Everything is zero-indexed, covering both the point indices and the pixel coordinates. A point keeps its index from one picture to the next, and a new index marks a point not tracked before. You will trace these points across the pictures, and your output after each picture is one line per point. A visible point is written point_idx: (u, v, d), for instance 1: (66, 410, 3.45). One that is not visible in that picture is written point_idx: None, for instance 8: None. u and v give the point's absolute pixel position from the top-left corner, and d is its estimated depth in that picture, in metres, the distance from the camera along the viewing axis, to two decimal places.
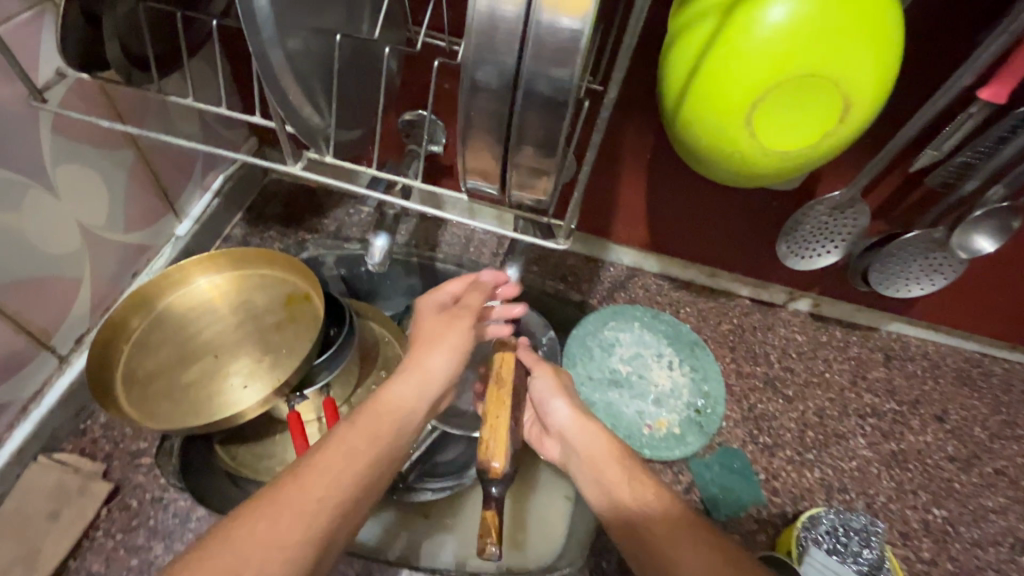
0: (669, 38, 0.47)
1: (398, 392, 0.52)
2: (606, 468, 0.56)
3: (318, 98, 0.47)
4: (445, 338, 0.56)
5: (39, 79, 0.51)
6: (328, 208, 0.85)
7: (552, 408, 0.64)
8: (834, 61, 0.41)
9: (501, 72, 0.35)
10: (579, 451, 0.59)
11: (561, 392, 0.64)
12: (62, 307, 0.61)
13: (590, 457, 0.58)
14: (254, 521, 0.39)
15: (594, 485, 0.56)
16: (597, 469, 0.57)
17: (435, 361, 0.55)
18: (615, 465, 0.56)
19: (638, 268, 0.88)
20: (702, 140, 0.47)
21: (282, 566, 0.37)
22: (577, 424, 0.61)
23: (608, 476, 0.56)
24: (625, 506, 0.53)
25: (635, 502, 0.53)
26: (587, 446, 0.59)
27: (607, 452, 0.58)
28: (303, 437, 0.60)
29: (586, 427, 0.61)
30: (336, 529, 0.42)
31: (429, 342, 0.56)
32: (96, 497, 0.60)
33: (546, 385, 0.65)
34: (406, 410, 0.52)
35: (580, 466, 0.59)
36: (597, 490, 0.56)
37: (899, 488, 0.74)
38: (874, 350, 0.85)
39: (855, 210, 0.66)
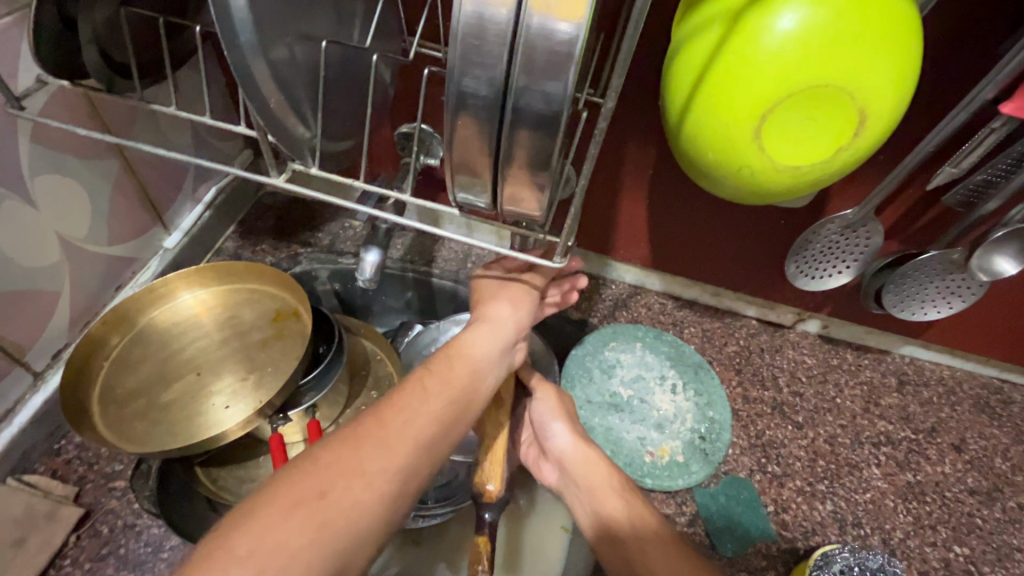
0: (673, 47, 0.45)
1: (476, 338, 0.51)
2: (609, 505, 0.54)
3: (304, 107, 0.45)
4: (505, 290, 0.56)
5: (18, 86, 0.50)
6: (323, 221, 0.83)
7: (552, 433, 0.61)
8: (851, 71, 0.38)
9: (489, 81, 0.32)
10: (579, 484, 0.57)
11: (561, 416, 0.61)
12: (38, 321, 0.59)
13: (590, 488, 0.56)
14: (337, 450, 0.38)
15: (595, 522, 0.55)
16: (599, 507, 0.55)
17: (499, 309, 0.54)
18: (617, 501, 0.54)
19: (640, 286, 0.85)
20: (708, 155, 0.45)
21: (364, 493, 0.37)
22: (577, 451, 0.59)
23: (609, 514, 0.54)
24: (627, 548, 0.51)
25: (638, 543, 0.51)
26: (587, 477, 0.57)
27: (608, 486, 0.56)
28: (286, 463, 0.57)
29: (586, 456, 0.59)
30: (419, 464, 0.41)
31: (491, 295, 0.55)
32: (65, 523, 0.56)
33: (547, 409, 0.62)
34: (482, 358, 0.50)
35: (580, 498, 0.57)
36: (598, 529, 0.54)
37: (917, 524, 0.70)
38: (887, 375, 0.82)
39: (868, 229, 0.64)
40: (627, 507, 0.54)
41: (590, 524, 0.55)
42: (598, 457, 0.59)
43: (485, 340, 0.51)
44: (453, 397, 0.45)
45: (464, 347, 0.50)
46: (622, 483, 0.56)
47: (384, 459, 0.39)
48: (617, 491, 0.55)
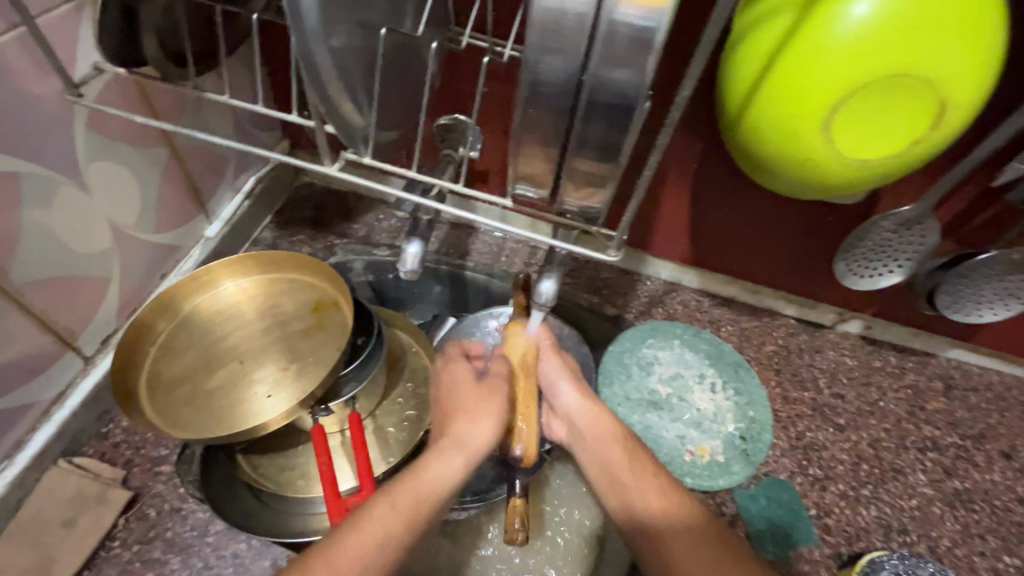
0: (734, 36, 0.44)
1: (438, 470, 0.45)
2: (635, 487, 0.50)
3: (360, 95, 0.45)
4: (489, 405, 0.50)
5: (76, 74, 0.50)
6: (358, 213, 0.83)
7: (558, 391, 0.59)
8: (931, 59, 0.37)
9: (565, 68, 0.33)
10: (591, 446, 0.55)
11: (568, 373, 0.59)
12: (89, 307, 0.60)
13: (603, 450, 0.54)
14: None
15: (610, 488, 0.52)
16: (616, 474, 0.52)
17: (480, 429, 0.48)
18: (634, 468, 0.52)
19: (676, 282, 0.84)
20: (771, 148, 0.43)
21: None
22: (589, 410, 0.57)
23: (626, 482, 0.51)
24: (646, 518, 0.48)
25: (659, 512, 0.48)
26: (602, 440, 0.55)
27: (623, 451, 0.53)
28: (328, 454, 0.55)
29: (597, 416, 0.57)
30: None
31: (472, 408, 0.50)
32: (114, 505, 0.57)
33: (553, 367, 0.59)
34: (447, 490, 0.45)
35: (602, 480, 0.53)
36: (616, 495, 0.51)
37: (964, 532, 0.68)
38: (932, 379, 0.79)
39: (924, 227, 0.61)
40: (644, 475, 0.51)
41: (605, 491, 0.52)
42: (611, 420, 0.56)
43: (449, 471, 0.45)
44: (406, 545, 0.40)
45: (423, 483, 0.43)
46: (639, 451, 0.54)
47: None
48: (633, 457, 0.53)
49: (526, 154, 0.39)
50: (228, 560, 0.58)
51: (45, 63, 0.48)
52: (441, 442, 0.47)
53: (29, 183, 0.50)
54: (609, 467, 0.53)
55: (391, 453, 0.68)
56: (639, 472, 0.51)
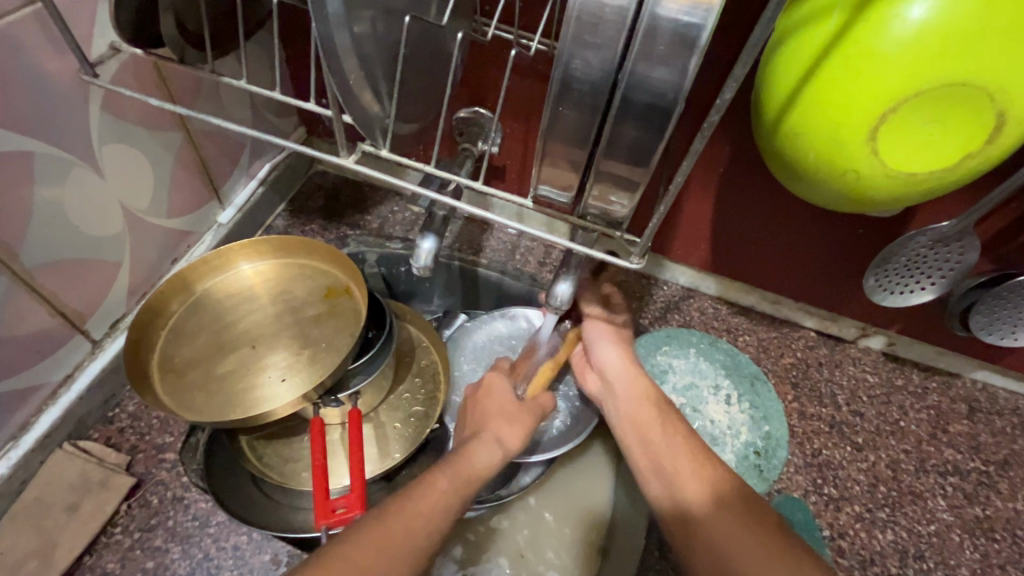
0: (777, 37, 0.42)
1: (482, 457, 0.50)
2: (675, 459, 0.50)
3: (380, 84, 0.43)
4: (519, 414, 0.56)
5: (92, 53, 0.50)
6: (372, 204, 0.81)
7: (600, 349, 0.62)
8: (995, 68, 0.34)
9: (601, 64, 0.31)
10: (623, 400, 0.58)
11: (612, 335, 0.62)
12: (101, 290, 0.59)
13: (634, 406, 0.56)
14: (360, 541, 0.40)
15: (644, 453, 0.53)
16: (648, 437, 0.53)
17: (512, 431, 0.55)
18: (666, 431, 0.53)
19: (694, 288, 0.82)
20: (810, 156, 0.41)
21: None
22: (627, 372, 0.59)
23: (655, 439, 0.53)
24: (677, 484, 0.49)
25: (690, 484, 0.48)
26: (636, 398, 0.57)
27: (655, 413, 0.55)
28: (324, 451, 0.53)
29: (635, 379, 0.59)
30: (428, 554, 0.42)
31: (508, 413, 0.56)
32: (117, 491, 0.57)
33: (599, 327, 0.62)
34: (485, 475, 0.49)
35: (636, 444, 0.54)
36: (643, 451, 0.53)
37: (984, 561, 0.65)
38: (956, 401, 0.76)
39: (962, 244, 0.59)
40: (676, 436, 0.53)
41: (632, 445, 0.54)
42: (647, 384, 0.58)
43: (492, 460, 0.51)
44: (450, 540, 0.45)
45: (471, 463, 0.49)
46: (673, 418, 0.55)
47: (383, 565, 0.40)
48: (666, 422, 0.54)
49: (552, 155, 0.37)
50: (228, 552, 0.56)
51: (61, 42, 0.47)
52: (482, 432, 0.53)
53: (42, 163, 0.49)
54: (638, 422, 0.55)
55: (393, 449, 0.67)
56: (670, 433, 0.53)
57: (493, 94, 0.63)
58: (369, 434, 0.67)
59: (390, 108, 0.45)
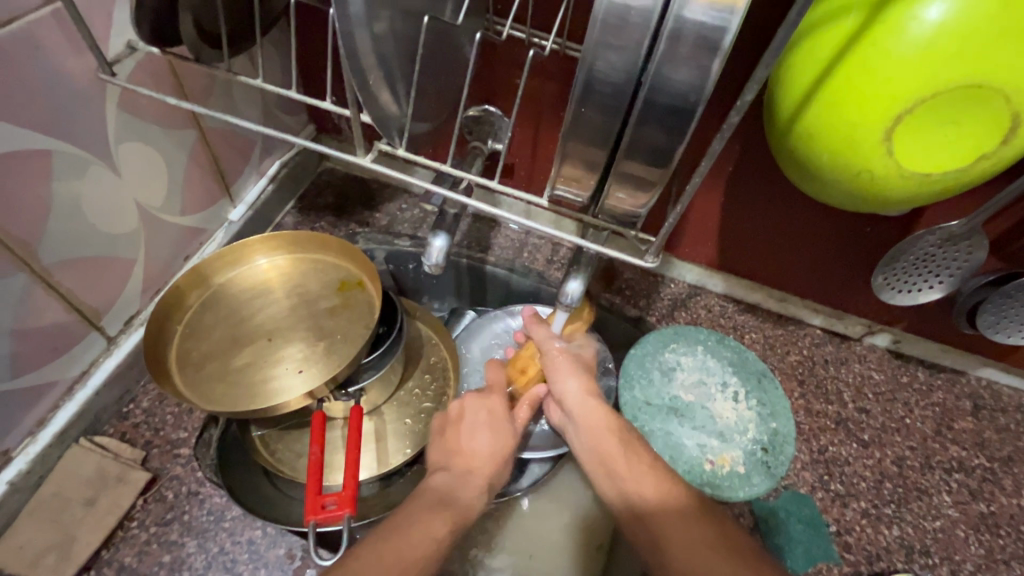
0: (794, 36, 0.42)
1: (467, 494, 0.51)
2: (636, 483, 0.52)
3: (397, 84, 0.44)
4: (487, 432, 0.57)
5: (109, 52, 0.50)
6: (380, 201, 0.82)
7: (561, 383, 0.61)
8: (1010, 70, 0.35)
9: (624, 66, 0.31)
10: (584, 437, 0.57)
11: (574, 368, 0.61)
12: (116, 287, 0.60)
13: (596, 442, 0.56)
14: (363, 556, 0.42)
15: (606, 477, 0.54)
16: (612, 465, 0.54)
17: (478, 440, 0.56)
18: (629, 460, 0.54)
19: (701, 286, 0.82)
20: (824, 156, 0.42)
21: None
22: (585, 405, 0.59)
23: (620, 472, 0.53)
24: (641, 505, 0.50)
25: (650, 498, 0.50)
26: (597, 432, 0.56)
27: (617, 443, 0.55)
28: (321, 444, 0.54)
29: (592, 408, 0.58)
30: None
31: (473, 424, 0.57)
32: (133, 486, 0.57)
33: (560, 361, 0.62)
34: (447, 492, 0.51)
35: (602, 476, 0.54)
36: (609, 483, 0.53)
37: (989, 557, 0.66)
38: (961, 398, 0.76)
39: (971, 243, 0.59)
40: (640, 464, 0.53)
41: (598, 479, 0.55)
42: (608, 415, 0.58)
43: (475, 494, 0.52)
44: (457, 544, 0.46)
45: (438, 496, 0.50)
46: (636, 444, 0.55)
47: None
48: (629, 451, 0.54)
49: (571, 155, 0.37)
50: (243, 546, 0.57)
51: (79, 41, 0.47)
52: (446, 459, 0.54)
53: (61, 161, 0.50)
54: (602, 455, 0.55)
55: (404, 445, 0.67)
56: (634, 462, 0.53)
57: (504, 92, 0.63)
58: (371, 430, 0.68)
59: (407, 107, 0.46)
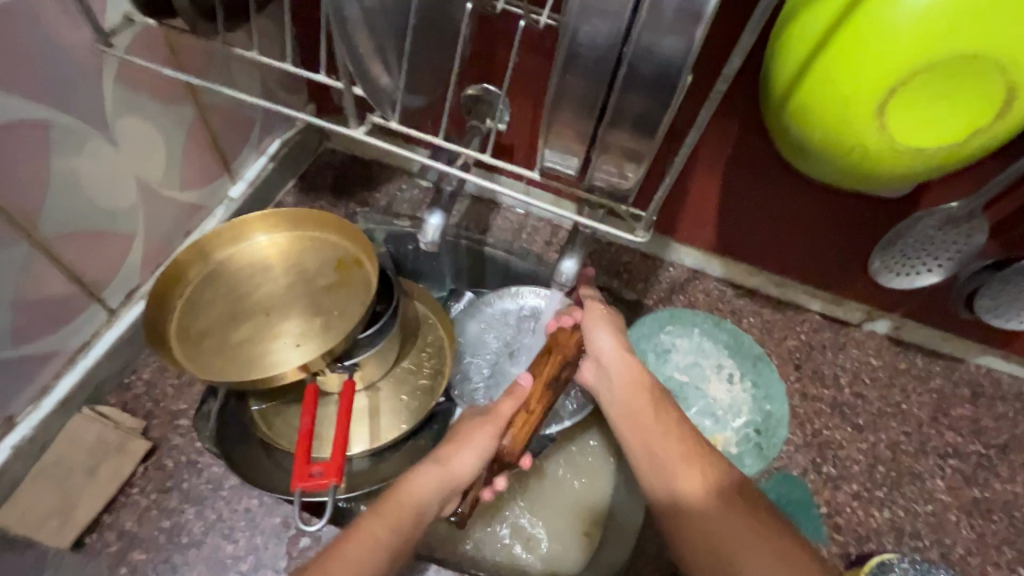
0: (788, 10, 0.42)
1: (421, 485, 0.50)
2: (664, 444, 0.53)
3: (389, 57, 0.44)
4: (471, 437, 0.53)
5: (106, 24, 0.50)
6: (380, 181, 0.82)
7: (595, 338, 0.59)
8: (1004, 42, 0.34)
9: (608, 33, 0.32)
10: (616, 391, 0.58)
11: (609, 324, 0.60)
12: (115, 260, 0.61)
13: (629, 395, 0.56)
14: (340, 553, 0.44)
15: (636, 437, 0.55)
16: (642, 421, 0.55)
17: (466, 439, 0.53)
18: (658, 417, 0.55)
19: (700, 270, 0.82)
20: (816, 133, 0.41)
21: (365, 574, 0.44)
22: (621, 359, 0.58)
23: (650, 428, 0.54)
24: (666, 468, 0.52)
25: (685, 470, 0.51)
26: (632, 385, 0.57)
27: (649, 400, 0.56)
28: (314, 415, 0.55)
29: (629, 365, 0.58)
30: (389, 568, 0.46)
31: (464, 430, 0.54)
32: (134, 455, 0.59)
33: (595, 319, 0.60)
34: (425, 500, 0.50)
35: (630, 434, 0.55)
36: (640, 443, 0.54)
37: (980, 541, 0.66)
38: (959, 385, 0.76)
39: (970, 226, 0.60)
40: (670, 427, 0.54)
41: (629, 436, 0.56)
42: (641, 370, 0.58)
43: (429, 487, 0.50)
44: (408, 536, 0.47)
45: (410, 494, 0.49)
46: (664, 400, 0.56)
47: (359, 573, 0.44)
48: (660, 408, 0.55)
49: (559, 123, 0.37)
50: (240, 514, 0.58)
51: (76, 12, 0.48)
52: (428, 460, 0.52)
53: (60, 133, 0.50)
54: (632, 411, 0.56)
55: (401, 420, 0.68)
56: (664, 423, 0.54)
57: (501, 69, 0.62)
58: (366, 405, 0.69)
59: (400, 80, 0.46)
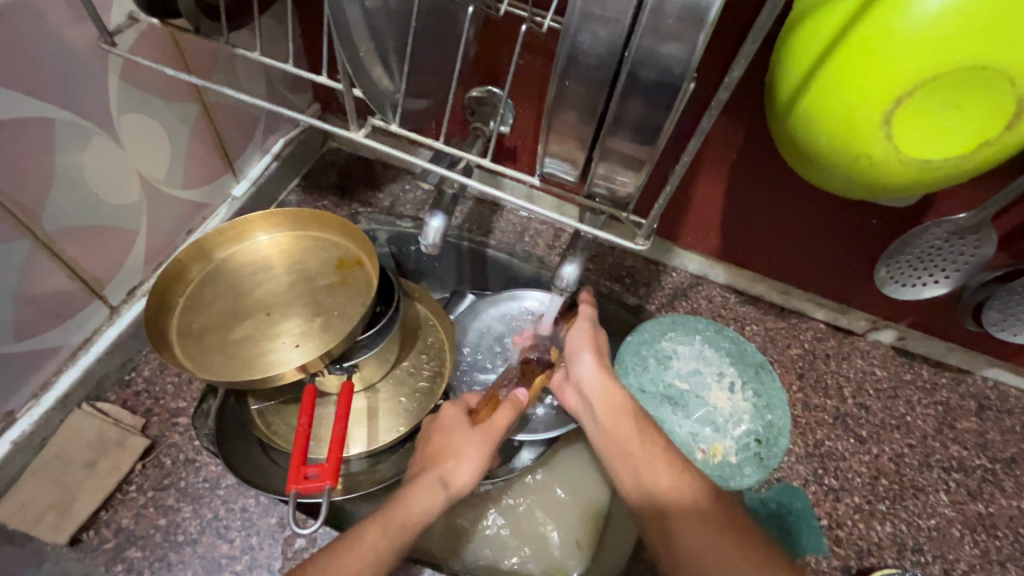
0: (796, 17, 0.41)
1: (422, 501, 0.49)
2: (652, 469, 0.52)
3: (391, 59, 0.44)
4: (460, 446, 0.53)
5: (111, 23, 0.51)
6: (383, 182, 0.82)
7: (579, 360, 0.61)
8: (1015, 51, 0.33)
9: (609, 38, 0.31)
10: (600, 416, 0.57)
11: (590, 346, 0.61)
12: (118, 257, 0.61)
13: (612, 423, 0.56)
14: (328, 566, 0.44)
15: (621, 463, 0.54)
16: (626, 446, 0.54)
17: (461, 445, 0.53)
18: (643, 444, 0.54)
19: (703, 276, 0.81)
20: (822, 140, 0.41)
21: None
22: (603, 385, 0.59)
23: (635, 455, 0.53)
24: (656, 491, 0.50)
25: (669, 489, 0.50)
26: (613, 411, 0.57)
27: (632, 425, 0.55)
28: (310, 415, 0.55)
29: (609, 390, 0.58)
30: None
31: (451, 439, 0.54)
32: (132, 452, 0.59)
33: (578, 338, 0.62)
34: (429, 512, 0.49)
35: (614, 461, 0.54)
36: (624, 466, 0.53)
37: (983, 557, 0.65)
38: (965, 398, 0.75)
39: (979, 236, 0.58)
40: (654, 449, 0.53)
41: (612, 460, 0.55)
42: (624, 396, 0.58)
43: (431, 504, 0.49)
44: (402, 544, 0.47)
45: (409, 511, 0.48)
46: (649, 427, 0.56)
47: None
48: (643, 434, 0.55)
49: (559, 128, 0.37)
50: (236, 513, 0.58)
51: (82, 10, 0.48)
52: (426, 474, 0.51)
53: (63, 130, 0.51)
54: (616, 436, 0.55)
55: (398, 423, 0.68)
56: (648, 445, 0.54)
57: (505, 72, 0.62)
58: (364, 407, 0.69)
59: (401, 83, 0.46)
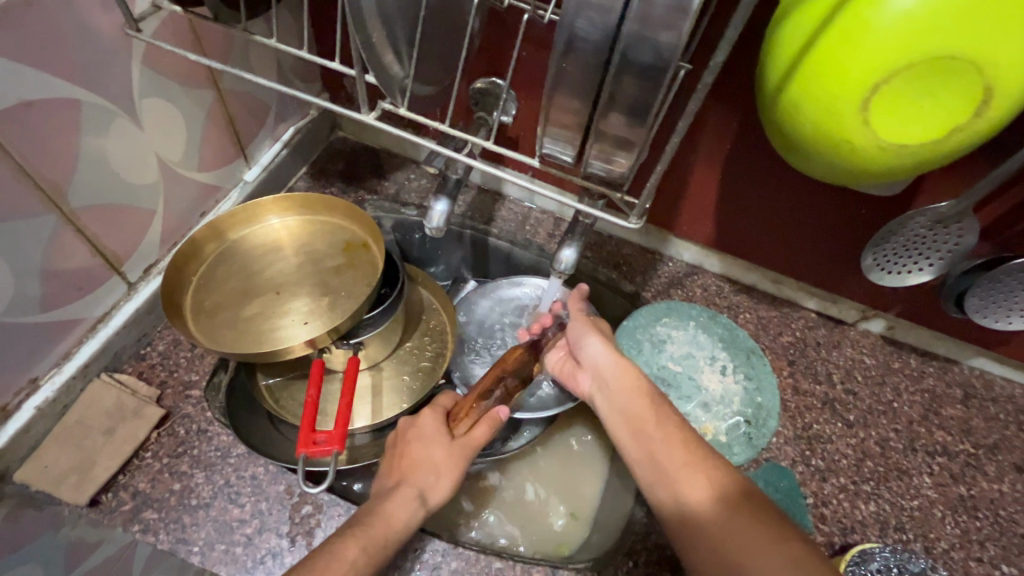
0: (782, 9, 0.44)
1: (400, 512, 0.51)
2: (665, 446, 0.53)
3: (400, 45, 0.46)
4: (434, 459, 0.55)
5: (135, 9, 0.53)
6: (388, 170, 0.84)
7: (587, 346, 0.63)
8: (981, 40, 0.36)
9: (603, 25, 0.34)
10: (615, 397, 0.59)
11: (596, 332, 0.64)
12: (136, 234, 0.64)
13: (627, 402, 0.58)
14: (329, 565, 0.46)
15: (636, 442, 0.56)
16: (641, 426, 0.56)
17: (435, 458, 0.55)
18: (658, 423, 0.55)
19: (698, 265, 0.83)
20: (807, 127, 0.43)
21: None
22: (616, 364, 0.61)
23: (650, 431, 0.55)
24: (682, 497, 0.50)
25: (685, 479, 0.51)
26: (627, 391, 0.59)
27: (647, 403, 0.57)
28: (318, 387, 0.58)
29: (622, 370, 0.60)
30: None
31: (427, 449, 0.55)
32: (148, 420, 0.62)
33: (581, 327, 0.64)
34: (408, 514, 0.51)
35: (628, 438, 0.56)
36: (640, 446, 0.55)
37: (964, 536, 0.67)
38: (952, 386, 0.77)
39: (961, 226, 0.60)
40: (670, 434, 0.54)
41: (627, 441, 0.56)
42: (637, 378, 0.60)
43: (410, 515, 0.52)
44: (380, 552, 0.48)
45: (389, 520, 0.50)
46: (663, 406, 0.57)
47: None
48: (657, 412, 0.57)
49: (557, 110, 0.40)
50: (247, 480, 0.61)
51: None
52: (405, 484, 0.53)
53: (88, 112, 0.53)
54: (631, 417, 0.57)
55: (401, 400, 0.71)
56: (664, 427, 0.55)
57: (509, 63, 0.65)
58: (369, 384, 0.71)
59: (410, 68, 0.48)
